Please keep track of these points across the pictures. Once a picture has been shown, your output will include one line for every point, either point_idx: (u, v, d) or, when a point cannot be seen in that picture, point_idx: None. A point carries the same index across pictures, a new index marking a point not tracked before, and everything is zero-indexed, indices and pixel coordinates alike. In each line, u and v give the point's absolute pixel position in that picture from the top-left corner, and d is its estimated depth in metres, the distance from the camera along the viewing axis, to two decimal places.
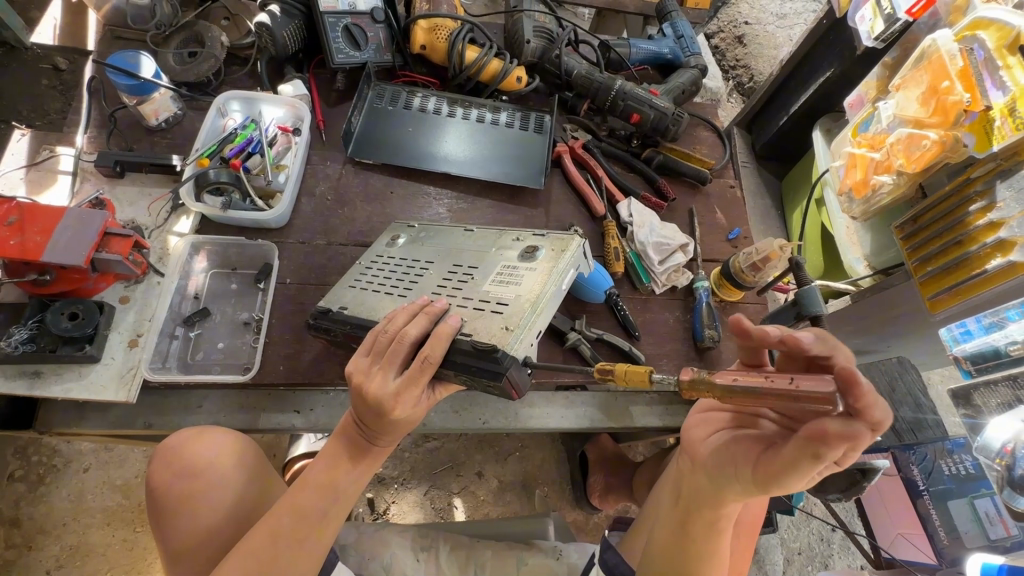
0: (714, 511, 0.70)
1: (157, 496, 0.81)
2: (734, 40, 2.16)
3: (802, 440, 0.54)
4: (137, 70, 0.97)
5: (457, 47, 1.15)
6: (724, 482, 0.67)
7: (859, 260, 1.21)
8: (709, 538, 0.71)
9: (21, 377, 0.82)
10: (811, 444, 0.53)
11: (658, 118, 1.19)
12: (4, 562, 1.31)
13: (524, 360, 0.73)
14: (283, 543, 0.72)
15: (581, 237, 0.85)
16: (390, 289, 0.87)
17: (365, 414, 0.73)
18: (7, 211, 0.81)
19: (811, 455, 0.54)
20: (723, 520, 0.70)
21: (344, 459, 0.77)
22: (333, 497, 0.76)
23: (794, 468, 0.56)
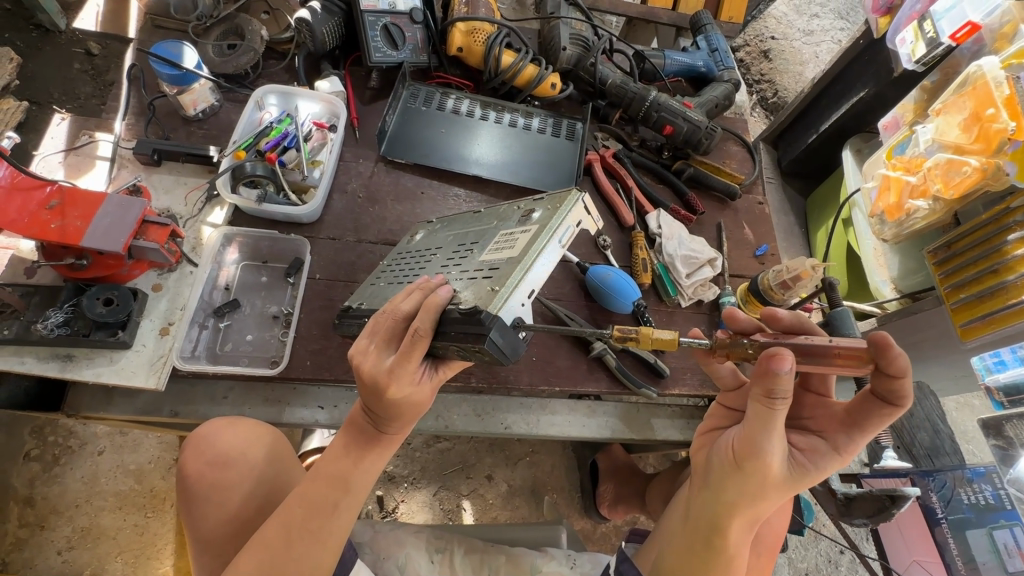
0: (718, 536, 0.68)
1: (185, 485, 0.82)
2: (759, 54, 2.14)
3: (756, 391, 0.59)
4: (180, 61, 0.98)
5: (494, 51, 1.16)
6: (715, 487, 0.67)
7: (885, 282, 1.20)
8: (714, 559, 0.70)
9: (54, 359, 0.83)
10: (761, 387, 0.58)
11: (691, 131, 1.19)
12: (17, 539, 1.32)
13: (514, 323, 0.68)
14: (297, 536, 0.72)
15: (583, 192, 0.75)
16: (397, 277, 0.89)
17: (381, 409, 0.73)
18: (48, 195, 0.82)
19: (765, 399, 0.58)
20: (726, 541, 0.68)
21: (353, 452, 0.77)
22: (345, 490, 0.75)
23: (762, 427, 0.60)
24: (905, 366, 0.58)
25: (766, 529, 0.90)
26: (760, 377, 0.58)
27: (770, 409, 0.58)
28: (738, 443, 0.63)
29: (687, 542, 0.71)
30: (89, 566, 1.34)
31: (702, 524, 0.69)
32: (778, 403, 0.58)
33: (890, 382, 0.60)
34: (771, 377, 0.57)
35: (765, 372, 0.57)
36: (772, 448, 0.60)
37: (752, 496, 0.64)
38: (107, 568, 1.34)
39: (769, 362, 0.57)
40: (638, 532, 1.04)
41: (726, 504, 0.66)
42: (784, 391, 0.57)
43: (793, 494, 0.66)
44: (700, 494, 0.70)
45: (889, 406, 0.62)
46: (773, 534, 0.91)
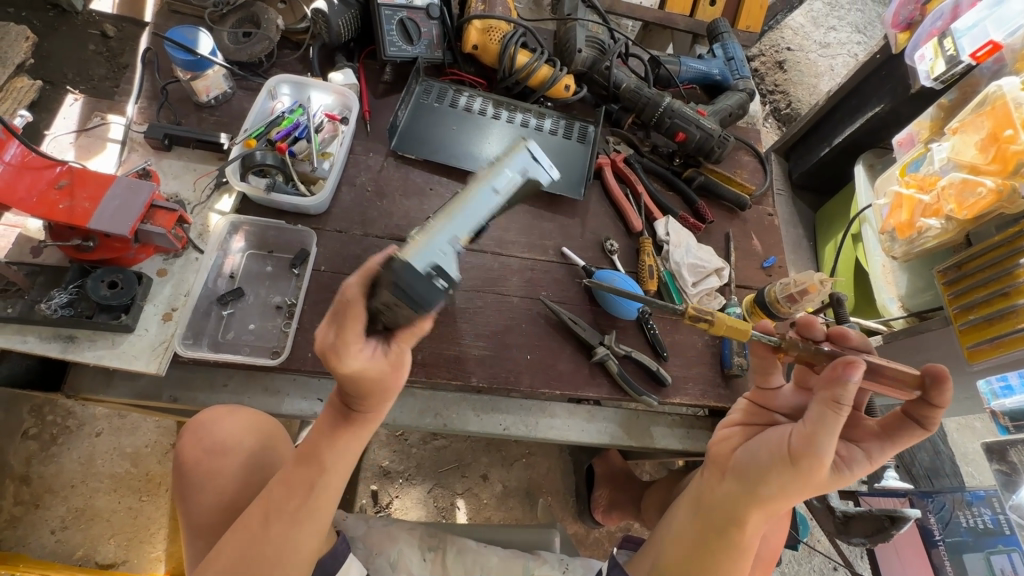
0: (736, 524, 0.74)
1: (181, 471, 0.82)
2: (774, 65, 2.15)
3: (824, 397, 0.64)
4: (195, 47, 0.98)
5: (509, 50, 1.15)
6: (750, 481, 0.72)
7: (893, 300, 1.19)
8: (726, 546, 0.76)
9: (56, 340, 0.83)
10: (831, 394, 0.63)
11: (704, 138, 1.18)
12: (11, 516, 1.33)
13: (434, 261, 0.52)
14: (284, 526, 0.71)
15: (530, 139, 0.64)
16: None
17: (350, 390, 0.64)
18: (57, 175, 0.82)
19: (832, 405, 0.63)
20: (740, 530, 0.75)
21: (327, 432, 0.72)
22: (319, 469, 0.72)
23: (826, 432, 0.64)
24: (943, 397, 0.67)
25: (761, 543, 0.90)
26: (828, 383, 0.65)
27: (835, 415, 0.63)
28: (794, 441, 0.67)
29: (702, 534, 0.77)
30: (82, 546, 1.34)
31: (722, 520, 0.75)
32: (843, 410, 0.63)
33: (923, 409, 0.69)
34: (838, 384, 0.63)
35: (836, 376, 0.64)
36: (825, 451, 0.65)
37: (786, 492, 0.69)
38: (100, 549, 1.35)
39: (842, 369, 0.64)
40: (632, 539, 0.98)
41: (756, 499, 0.71)
42: (849, 398, 0.63)
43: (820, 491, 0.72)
44: (722, 482, 0.76)
45: (921, 427, 0.69)
46: (770, 550, 0.91)
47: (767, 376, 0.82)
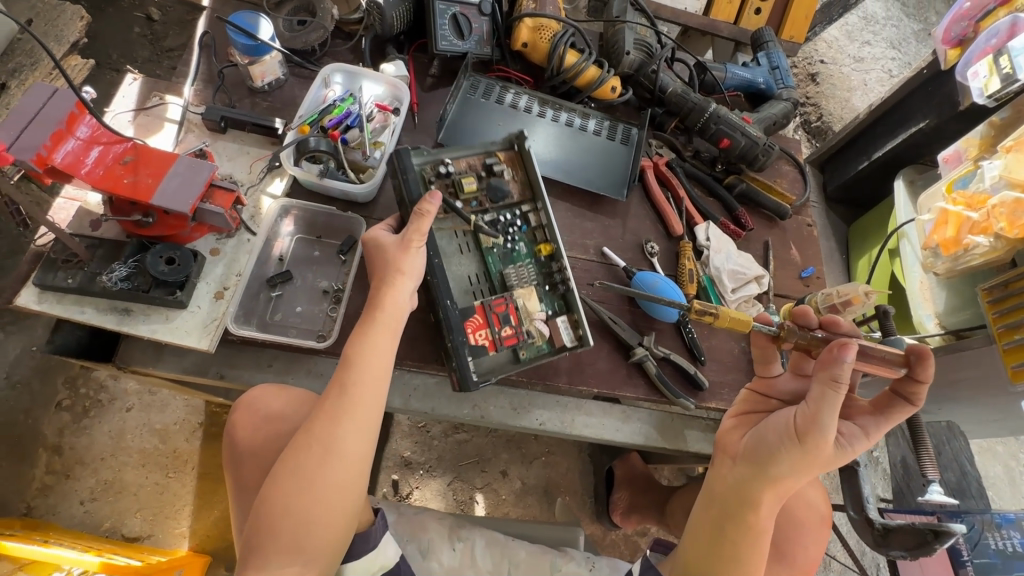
0: (750, 509, 0.73)
1: (236, 439, 0.85)
2: (807, 77, 2.12)
3: (822, 376, 0.65)
4: (256, 32, 1.00)
5: (559, 49, 1.16)
6: (759, 464, 0.71)
7: (929, 316, 1.19)
8: (744, 535, 0.73)
9: (112, 312, 0.85)
10: (829, 373, 0.65)
11: (749, 146, 1.19)
12: (43, 485, 1.36)
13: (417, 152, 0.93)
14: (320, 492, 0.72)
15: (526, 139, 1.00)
16: (472, 277, 0.95)
17: (374, 263, 0.85)
18: (123, 151, 0.84)
19: (830, 384, 0.65)
20: (756, 515, 0.72)
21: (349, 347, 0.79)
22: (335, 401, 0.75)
23: (828, 407, 0.65)
24: (929, 373, 0.70)
25: (798, 552, 0.87)
26: (824, 364, 0.66)
27: (835, 394, 0.65)
28: (798, 420, 0.68)
29: (715, 521, 0.75)
30: (109, 519, 1.37)
31: (732, 504, 0.74)
32: (842, 388, 0.64)
33: (911, 385, 0.72)
34: (834, 363, 0.65)
35: (830, 358, 0.65)
36: (829, 426, 0.66)
37: (796, 472, 0.70)
38: (127, 522, 1.37)
39: (835, 351, 0.65)
40: (663, 543, 0.97)
41: (768, 480, 0.71)
42: (847, 377, 0.64)
43: (828, 470, 0.71)
44: (734, 467, 0.75)
45: (910, 403, 0.72)
46: (809, 560, 0.88)
47: (768, 364, 0.82)
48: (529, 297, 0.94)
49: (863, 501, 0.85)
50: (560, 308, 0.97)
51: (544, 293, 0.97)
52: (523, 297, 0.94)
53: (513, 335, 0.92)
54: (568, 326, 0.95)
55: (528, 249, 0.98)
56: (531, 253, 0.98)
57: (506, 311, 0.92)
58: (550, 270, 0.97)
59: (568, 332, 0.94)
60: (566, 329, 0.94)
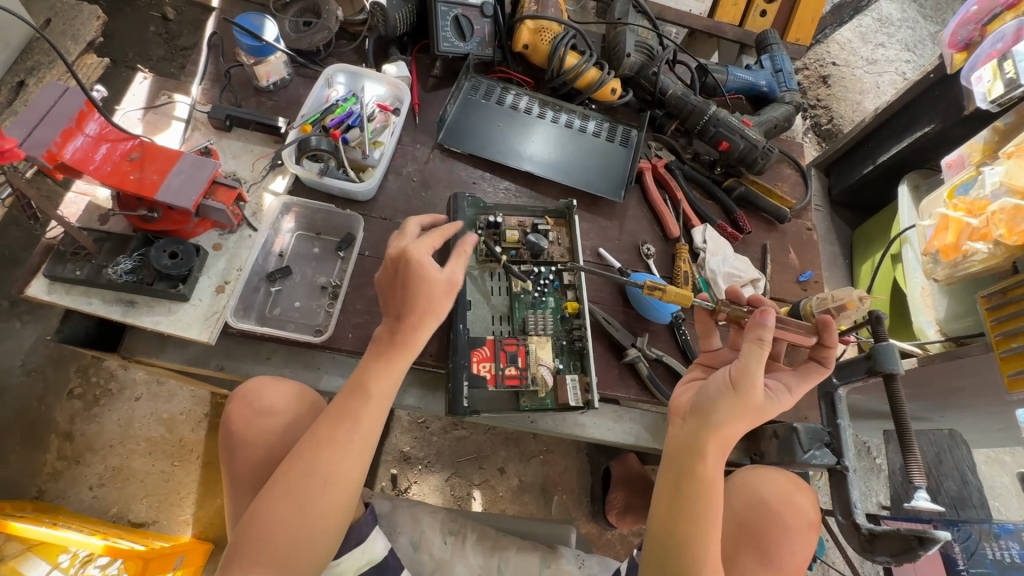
0: (698, 459, 0.74)
1: (230, 429, 0.86)
2: (819, 79, 2.10)
3: (749, 336, 0.73)
4: (261, 33, 1.02)
5: (559, 51, 1.17)
6: (702, 412, 0.75)
7: (930, 323, 1.17)
8: (698, 489, 0.73)
9: (118, 303, 0.88)
10: (755, 332, 0.73)
11: (748, 149, 1.18)
12: (55, 470, 1.40)
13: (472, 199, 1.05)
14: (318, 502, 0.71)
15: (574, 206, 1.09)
16: (494, 316, 0.99)
17: (409, 286, 0.78)
18: (130, 148, 0.87)
19: (756, 341, 0.73)
20: (704, 465, 0.73)
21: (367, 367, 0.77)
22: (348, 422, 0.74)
23: (755, 359, 0.72)
24: (834, 338, 0.80)
25: (786, 556, 0.86)
26: (751, 326, 0.74)
27: (760, 349, 0.72)
28: (732, 372, 0.75)
29: (671, 480, 0.75)
30: (116, 504, 1.41)
31: (682, 459, 0.75)
32: (766, 345, 0.72)
33: (821, 349, 0.82)
34: (758, 325, 0.73)
35: (755, 322, 0.74)
36: (757, 376, 0.73)
37: (733, 420, 0.73)
38: (133, 508, 1.41)
39: (759, 315, 0.74)
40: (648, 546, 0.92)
41: (711, 427, 0.73)
42: (770, 336, 0.73)
43: (760, 422, 0.77)
44: (683, 421, 0.78)
45: (821, 364, 0.82)
46: (797, 564, 0.87)
47: (709, 338, 0.89)
48: (541, 346, 0.97)
49: (851, 506, 0.85)
50: (573, 368, 0.98)
51: (561, 348, 0.99)
52: (537, 344, 0.97)
53: (517, 377, 0.94)
54: (576, 385, 0.95)
55: (555, 304, 1.01)
56: (558, 315, 1.01)
57: (515, 352, 0.96)
58: (570, 332, 0.99)
59: (575, 393, 0.94)
60: (574, 390, 0.94)
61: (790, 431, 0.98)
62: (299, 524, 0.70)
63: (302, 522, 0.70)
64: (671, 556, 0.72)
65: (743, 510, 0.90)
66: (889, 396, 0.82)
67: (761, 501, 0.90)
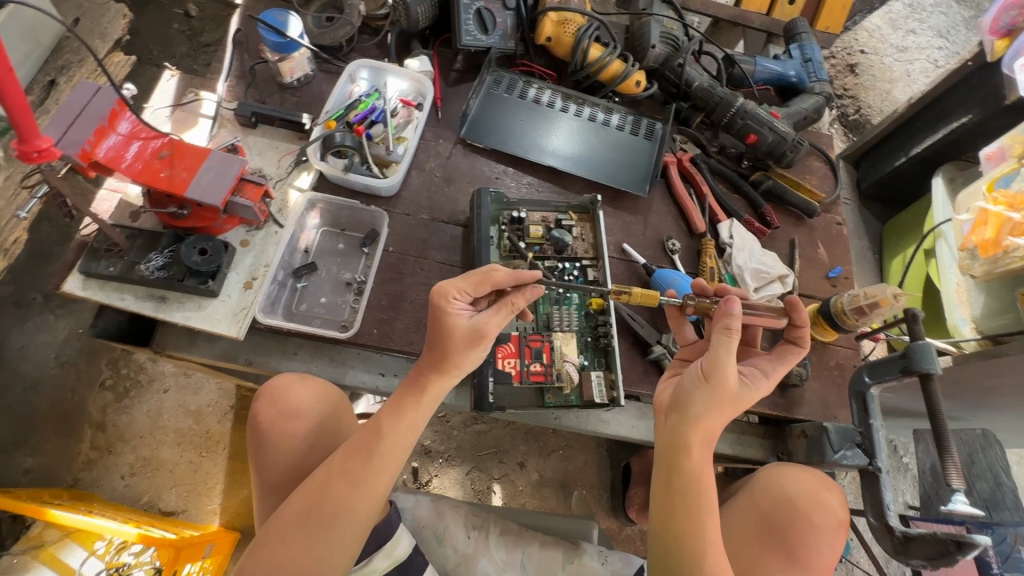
0: (684, 454, 0.72)
1: (256, 429, 0.87)
2: (846, 68, 2.04)
3: (715, 325, 0.72)
4: (285, 30, 1.02)
5: (583, 43, 1.15)
6: (680, 407, 0.73)
7: (965, 320, 1.14)
8: (696, 486, 0.71)
9: (149, 299, 0.89)
10: (721, 322, 0.71)
11: (776, 142, 1.15)
12: (89, 459, 1.44)
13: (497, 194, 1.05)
14: (333, 523, 0.71)
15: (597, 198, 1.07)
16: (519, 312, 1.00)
17: (434, 329, 0.77)
18: (159, 146, 0.88)
19: (723, 331, 0.71)
20: (692, 461, 0.72)
21: (393, 407, 0.76)
22: (369, 455, 0.74)
23: (724, 349, 0.71)
24: (805, 317, 0.78)
25: (813, 554, 0.85)
26: (717, 316, 0.72)
27: (728, 338, 0.70)
28: (704, 364, 0.73)
29: (661, 476, 0.74)
30: (147, 493, 1.45)
31: (668, 451, 0.74)
32: (734, 333, 0.70)
33: (794, 330, 0.80)
34: (724, 313, 0.71)
35: (720, 311, 0.72)
36: (729, 365, 0.71)
37: (713, 412, 0.72)
38: (163, 497, 1.45)
39: (721, 303, 0.72)
40: None
41: (692, 421, 0.72)
42: (737, 323, 0.71)
43: (741, 412, 0.75)
44: (665, 419, 0.76)
45: (798, 345, 0.80)
46: (825, 562, 0.86)
47: (682, 330, 0.88)
48: (567, 341, 0.97)
49: (884, 507, 0.84)
50: (598, 365, 0.98)
51: (586, 345, 0.98)
52: (562, 341, 0.96)
53: (542, 373, 0.94)
54: (603, 382, 0.94)
55: (579, 300, 1.01)
56: (583, 311, 1.00)
57: (540, 347, 0.95)
58: (596, 328, 0.99)
59: (601, 389, 0.94)
60: (600, 388, 0.94)
61: (820, 430, 0.98)
62: (311, 546, 0.70)
63: (314, 544, 0.70)
64: (672, 554, 0.70)
65: (769, 508, 0.89)
66: (926, 397, 0.79)
67: (788, 498, 0.89)
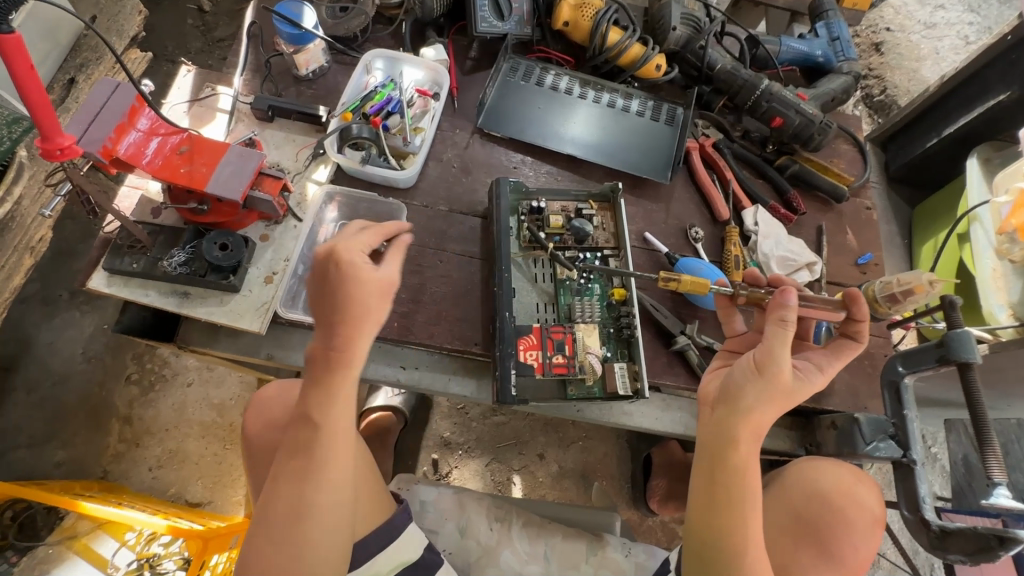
0: (730, 447, 0.70)
1: (248, 443, 0.89)
2: (871, 47, 1.98)
3: (770, 317, 0.70)
4: (300, 21, 1.01)
5: (601, 27, 1.12)
6: (729, 398, 0.72)
7: (1002, 307, 1.09)
8: (738, 480, 0.70)
9: (173, 295, 0.90)
10: (777, 313, 0.69)
11: (803, 124, 1.12)
12: (117, 451, 1.48)
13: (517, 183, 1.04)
14: (299, 517, 0.68)
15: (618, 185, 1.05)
16: (540, 304, 0.98)
17: (342, 288, 0.71)
18: (178, 142, 0.88)
19: (778, 323, 0.69)
20: (738, 455, 0.70)
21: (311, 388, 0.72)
22: (315, 444, 0.70)
23: (779, 342, 0.69)
24: (865, 312, 0.76)
25: (847, 551, 0.83)
26: (771, 307, 0.71)
27: (783, 331, 0.69)
28: (755, 357, 0.71)
29: (703, 468, 0.72)
30: (174, 485, 1.47)
31: (713, 444, 0.72)
32: (790, 326, 0.69)
33: (852, 324, 0.78)
34: (779, 305, 0.70)
35: (776, 302, 0.70)
36: (783, 359, 0.69)
37: (763, 405, 0.70)
38: (189, 489, 1.47)
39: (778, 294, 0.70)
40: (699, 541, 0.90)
41: (741, 414, 0.70)
42: (793, 316, 0.69)
43: (791, 406, 0.73)
44: (711, 410, 0.75)
45: (855, 340, 0.77)
46: (860, 559, 0.85)
47: (731, 322, 0.86)
48: (590, 333, 0.95)
49: (920, 501, 0.82)
50: (621, 356, 0.96)
51: (608, 336, 0.97)
52: (584, 332, 0.95)
53: (564, 365, 0.92)
54: (627, 374, 0.93)
55: (601, 291, 0.99)
56: (605, 302, 0.99)
57: (562, 340, 0.94)
58: (618, 318, 0.97)
59: (624, 381, 0.92)
60: (624, 379, 0.92)
61: (851, 421, 0.95)
62: (289, 546, 0.68)
63: (291, 545, 0.68)
64: (713, 548, 0.69)
65: (800, 502, 0.87)
66: (964, 386, 0.77)
67: (821, 492, 0.87)
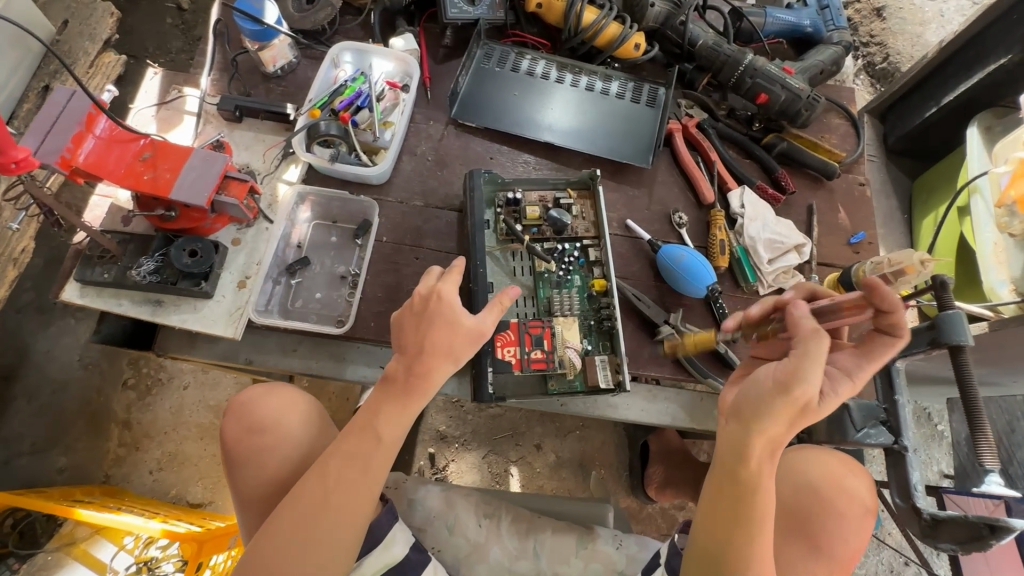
0: (745, 466, 0.66)
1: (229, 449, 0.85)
2: (872, 12, 1.90)
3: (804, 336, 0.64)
4: (262, 16, 0.98)
5: (575, 7, 1.07)
6: (749, 416, 0.66)
7: (1003, 283, 1.05)
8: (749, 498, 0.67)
9: (146, 303, 0.89)
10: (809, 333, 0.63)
11: (790, 100, 1.07)
12: (118, 456, 1.50)
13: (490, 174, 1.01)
14: (302, 544, 0.67)
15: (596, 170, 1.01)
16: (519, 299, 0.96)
17: (430, 319, 0.74)
18: (141, 148, 0.86)
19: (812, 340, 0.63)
20: (752, 473, 0.66)
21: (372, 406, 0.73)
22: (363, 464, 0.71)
23: (809, 360, 0.62)
24: (895, 301, 0.65)
25: (836, 544, 0.81)
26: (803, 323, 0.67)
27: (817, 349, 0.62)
28: (779, 373, 0.64)
29: (716, 481, 0.69)
30: (175, 487, 1.49)
31: (725, 460, 0.68)
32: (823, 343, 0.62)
33: (885, 317, 0.67)
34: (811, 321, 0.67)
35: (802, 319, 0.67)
36: (812, 376, 0.62)
37: (783, 423, 0.64)
38: (190, 490, 1.49)
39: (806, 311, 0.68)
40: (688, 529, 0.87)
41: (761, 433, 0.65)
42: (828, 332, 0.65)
43: (817, 420, 0.67)
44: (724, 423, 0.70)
45: (891, 336, 0.68)
46: (849, 553, 0.82)
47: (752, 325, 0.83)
48: (569, 326, 0.92)
49: (912, 488, 0.80)
50: (602, 348, 0.94)
51: (589, 328, 0.95)
52: (563, 325, 0.92)
53: (543, 361, 0.90)
54: (608, 367, 0.90)
55: (581, 282, 0.97)
56: (585, 293, 0.96)
57: (541, 334, 0.91)
58: (598, 309, 0.95)
59: (606, 374, 0.90)
60: (605, 372, 0.90)
61: (839, 407, 0.89)
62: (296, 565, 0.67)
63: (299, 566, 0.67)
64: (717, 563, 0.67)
65: (788, 494, 0.85)
66: (955, 370, 0.74)
67: (809, 484, 0.85)
